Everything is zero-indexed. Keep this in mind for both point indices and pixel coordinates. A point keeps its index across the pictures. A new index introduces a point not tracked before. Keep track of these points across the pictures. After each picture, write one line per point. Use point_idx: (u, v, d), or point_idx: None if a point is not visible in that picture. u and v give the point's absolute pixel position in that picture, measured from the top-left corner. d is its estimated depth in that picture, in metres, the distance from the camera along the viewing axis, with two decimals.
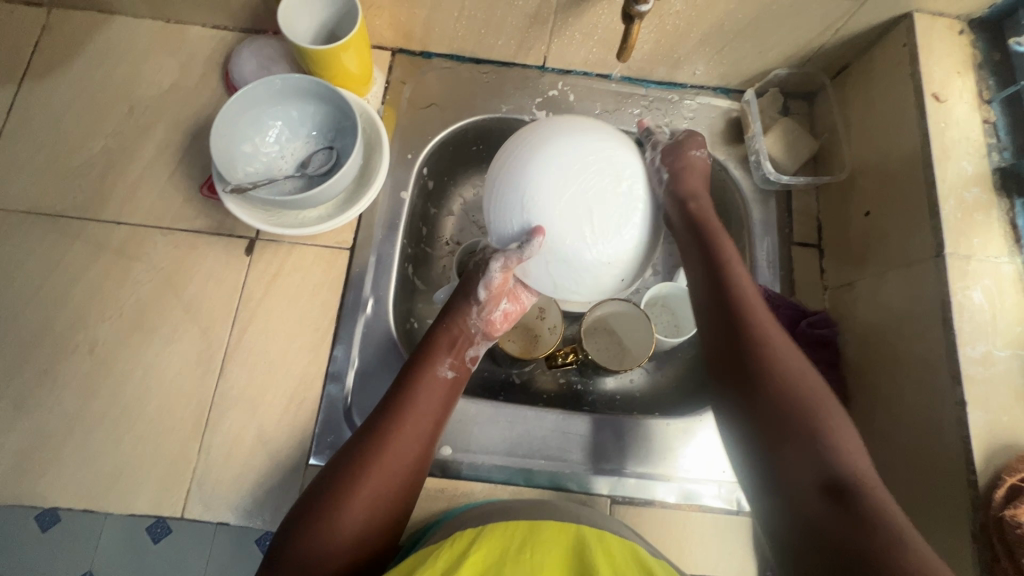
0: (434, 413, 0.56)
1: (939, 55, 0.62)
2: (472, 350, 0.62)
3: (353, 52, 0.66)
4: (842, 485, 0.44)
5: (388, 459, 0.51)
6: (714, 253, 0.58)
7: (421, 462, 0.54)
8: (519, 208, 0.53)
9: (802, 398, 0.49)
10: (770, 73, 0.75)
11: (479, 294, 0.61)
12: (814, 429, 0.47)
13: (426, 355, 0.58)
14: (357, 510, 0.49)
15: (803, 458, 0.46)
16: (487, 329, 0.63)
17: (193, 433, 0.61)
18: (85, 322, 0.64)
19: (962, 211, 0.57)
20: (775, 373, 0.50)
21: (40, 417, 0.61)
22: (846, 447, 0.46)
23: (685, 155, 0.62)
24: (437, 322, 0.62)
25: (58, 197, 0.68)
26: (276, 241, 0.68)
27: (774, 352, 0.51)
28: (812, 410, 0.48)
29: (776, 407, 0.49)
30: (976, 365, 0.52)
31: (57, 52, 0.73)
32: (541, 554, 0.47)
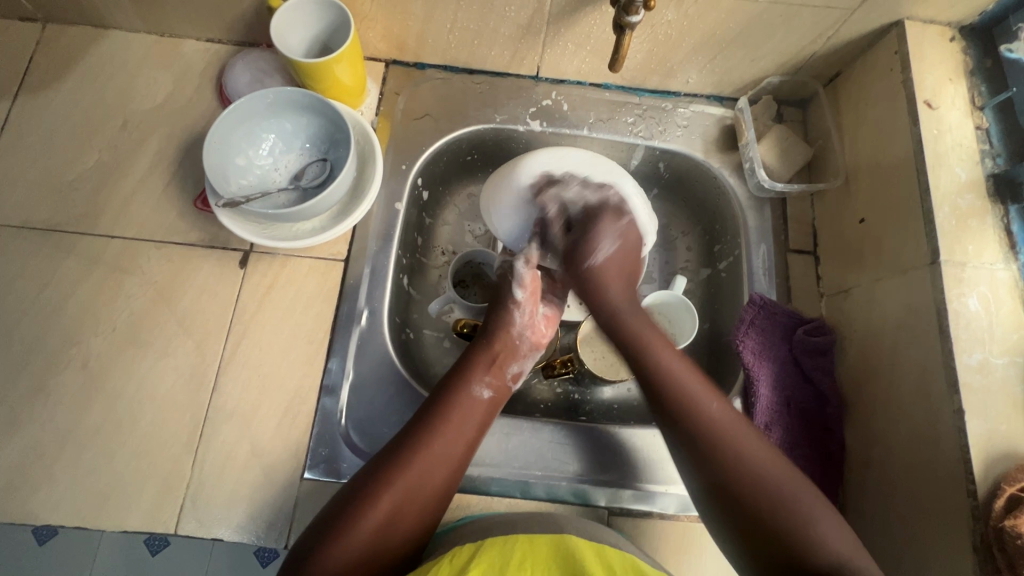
0: (470, 435, 0.56)
1: (931, 62, 0.62)
2: (515, 366, 0.63)
3: (345, 65, 0.66)
4: (770, 518, 0.50)
5: (415, 477, 0.52)
6: (663, 372, 0.58)
7: (460, 470, 0.55)
8: (514, 214, 0.66)
9: (724, 440, 0.54)
10: (762, 81, 0.75)
11: (518, 297, 0.65)
12: (796, 523, 0.50)
13: (466, 371, 0.59)
14: (390, 508, 0.50)
15: (730, 499, 0.52)
16: (535, 340, 0.66)
17: (186, 448, 0.61)
18: (79, 337, 0.64)
19: (957, 218, 0.57)
20: (699, 426, 0.55)
21: (32, 433, 0.60)
22: (772, 479, 0.52)
23: (586, 270, 0.65)
24: (480, 337, 0.63)
25: (51, 211, 0.68)
26: (270, 253, 0.68)
27: (694, 400, 0.56)
28: (732, 445, 0.53)
29: (704, 450, 0.54)
30: (974, 373, 0.52)
31: (52, 67, 0.73)
32: (541, 569, 0.46)
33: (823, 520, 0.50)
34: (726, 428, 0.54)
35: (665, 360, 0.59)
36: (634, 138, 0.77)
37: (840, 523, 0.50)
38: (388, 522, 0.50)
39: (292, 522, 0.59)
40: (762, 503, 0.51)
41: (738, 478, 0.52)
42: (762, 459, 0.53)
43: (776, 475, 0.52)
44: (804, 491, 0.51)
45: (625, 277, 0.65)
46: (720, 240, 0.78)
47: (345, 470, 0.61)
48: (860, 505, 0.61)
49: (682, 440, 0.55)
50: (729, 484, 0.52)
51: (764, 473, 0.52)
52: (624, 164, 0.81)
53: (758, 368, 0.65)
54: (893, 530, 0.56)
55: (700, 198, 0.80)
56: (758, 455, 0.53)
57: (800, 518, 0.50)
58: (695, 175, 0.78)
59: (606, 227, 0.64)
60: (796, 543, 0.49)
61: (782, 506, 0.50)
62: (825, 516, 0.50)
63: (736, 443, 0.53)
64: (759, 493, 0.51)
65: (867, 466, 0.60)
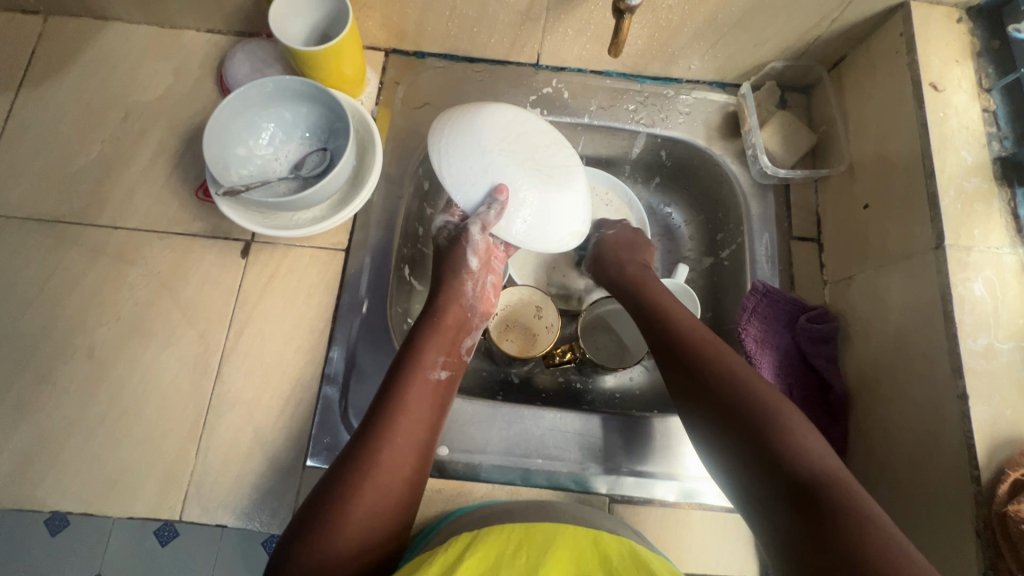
0: (429, 416, 0.56)
1: (937, 44, 0.61)
2: (468, 339, 0.63)
3: (345, 53, 0.65)
4: (755, 425, 0.49)
5: (381, 473, 0.51)
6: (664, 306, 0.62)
7: (428, 451, 0.55)
8: (478, 174, 0.57)
9: (717, 362, 0.54)
10: (765, 66, 0.75)
11: (472, 267, 0.64)
12: (775, 432, 0.48)
13: (419, 355, 0.58)
14: (368, 503, 0.50)
15: (720, 422, 0.51)
16: (484, 310, 0.66)
17: (190, 436, 0.62)
18: (84, 327, 0.64)
19: (962, 202, 0.56)
20: (689, 343, 0.57)
21: (39, 422, 0.61)
22: (756, 390, 0.51)
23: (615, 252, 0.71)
24: (427, 314, 0.62)
25: (55, 203, 0.68)
26: (271, 243, 0.68)
27: (689, 339, 0.57)
28: (722, 374, 0.53)
29: (698, 378, 0.54)
30: (978, 358, 0.51)
31: (54, 60, 0.74)
32: (536, 556, 0.46)
33: (807, 436, 0.48)
34: (718, 357, 0.54)
35: (664, 315, 0.60)
36: (635, 125, 0.76)
37: (819, 435, 0.49)
38: (369, 519, 0.50)
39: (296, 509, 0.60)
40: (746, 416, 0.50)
41: (732, 405, 0.51)
42: (752, 372, 0.53)
43: (763, 394, 0.50)
44: (784, 403, 0.50)
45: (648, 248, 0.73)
46: (723, 228, 0.78)
47: None
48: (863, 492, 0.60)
49: (677, 377, 0.56)
50: (722, 408, 0.51)
51: (746, 393, 0.51)
52: (625, 153, 0.81)
53: (760, 356, 0.65)
54: (896, 516, 0.56)
55: (702, 186, 0.80)
56: (746, 378, 0.52)
57: (784, 428, 0.48)
58: (698, 163, 0.78)
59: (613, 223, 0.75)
60: (783, 463, 0.46)
61: (761, 422, 0.49)
62: (809, 433, 0.48)
63: (728, 368, 0.53)
64: (740, 410, 0.50)
65: (869, 452, 0.60)
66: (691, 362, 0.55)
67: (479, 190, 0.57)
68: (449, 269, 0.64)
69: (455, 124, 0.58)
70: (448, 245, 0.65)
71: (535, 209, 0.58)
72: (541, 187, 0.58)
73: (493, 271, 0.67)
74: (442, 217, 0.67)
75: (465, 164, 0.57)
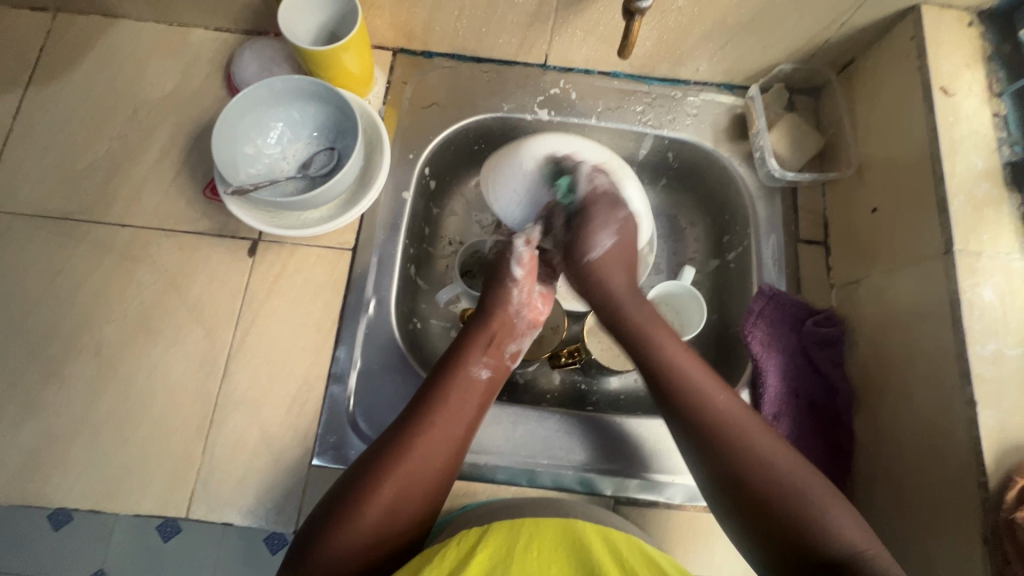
0: (468, 418, 0.56)
1: (947, 48, 0.61)
2: (513, 344, 0.63)
3: (353, 53, 0.66)
4: (781, 506, 0.50)
5: (412, 463, 0.52)
6: (662, 357, 0.58)
7: (459, 453, 0.55)
8: (521, 196, 0.67)
9: (734, 446, 0.53)
10: (774, 68, 0.74)
11: (518, 275, 0.64)
12: (806, 510, 0.50)
13: (461, 354, 0.59)
14: (392, 495, 0.50)
15: (740, 492, 0.52)
16: (532, 318, 0.65)
17: (197, 434, 0.62)
18: (92, 325, 0.64)
19: (971, 207, 0.56)
20: (703, 420, 0.54)
21: (47, 418, 0.61)
22: (781, 471, 0.51)
23: (585, 265, 0.63)
24: (475, 318, 0.63)
25: (63, 200, 0.69)
26: (279, 242, 0.69)
27: (698, 393, 0.56)
28: (742, 439, 0.53)
29: (716, 453, 0.53)
30: (987, 364, 0.51)
31: (62, 56, 0.74)
32: (547, 551, 0.46)
33: (838, 512, 0.50)
34: (734, 420, 0.54)
35: (666, 355, 0.58)
36: (642, 126, 0.77)
37: (848, 508, 0.50)
38: (389, 509, 0.50)
39: (302, 507, 0.60)
40: (772, 497, 0.51)
41: (753, 478, 0.52)
42: (774, 449, 0.53)
43: (790, 468, 0.52)
44: (810, 481, 0.51)
45: (627, 271, 0.64)
46: (729, 231, 0.78)
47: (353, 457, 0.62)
48: (869, 496, 0.60)
49: (693, 435, 0.55)
50: (738, 476, 0.52)
51: (767, 462, 0.52)
52: (632, 153, 0.81)
53: (766, 359, 0.65)
54: (904, 522, 0.56)
55: (709, 188, 0.80)
56: (767, 445, 0.53)
57: (812, 504, 0.50)
58: (705, 165, 0.78)
59: (602, 224, 0.63)
60: (810, 537, 0.49)
61: (792, 497, 0.50)
62: (838, 506, 0.50)
63: (752, 446, 0.53)
64: (772, 487, 0.51)
65: (875, 457, 0.60)
66: (707, 427, 0.54)
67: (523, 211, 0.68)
68: (495, 275, 0.65)
69: (500, 164, 0.68)
70: (497, 259, 0.66)
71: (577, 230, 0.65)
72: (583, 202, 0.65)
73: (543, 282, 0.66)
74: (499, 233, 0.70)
75: (512, 183, 0.66)
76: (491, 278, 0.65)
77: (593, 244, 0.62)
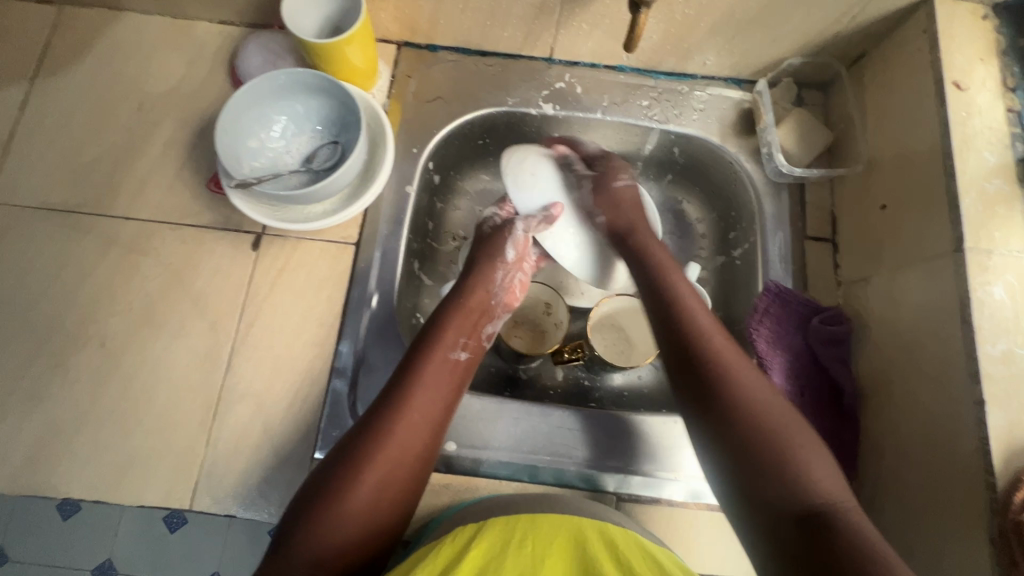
0: (447, 394, 0.56)
1: (960, 42, 0.60)
2: (489, 325, 0.64)
3: (357, 46, 0.65)
4: (758, 447, 0.49)
5: (393, 446, 0.52)
6: (674, 291, 0.61)
7: (442, 426, 0.55)
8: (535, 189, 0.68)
9: (729, 379, 0.53)
10: (783, 62, 0.73)
11: (508, 257, 0.67)
12: (781, 452, 0.49)
13: (440, 335, 0.59)
14: (380, 467, 0.51)
15: (723, 438, 0.51)
16: (507, 301, 0.67)
17: (201, 426, 0.62)
18: (97, 317, 0.65)
19: (983, 204, 0.55)
20: (696, 350, 0.55)
21: (52, 410, 0.62)
22: (764, 409, 0.51)
23: (611, 194, 0.69)
24: (455, 296, 0.64)
25: (69, 193, 0.69)
26: (282, 236, 0.69)
27: (700, 337, 0.57)
28: (729, 374, 0.53)
29: (702, 381, 0.54)
30: (996, 363, 0.50)
31: (68, 49, 0.74)
32: (544, 544, 0.47)
33: (814, 463, 0.49)
34: (729, 368, 0.54)
35: (676, 300, 0.60)
36: (648, 121, 0.76)
37: (827, 461, 0.49)
38: (375, 484, 0.50)
39: None
40: (750, 440, 0.50)
41: (738, 421, 0.51)
42: (756, 386, 0.53)
43: (775, 417, 0.51)
44: (790, 425, 0.50)
45: (641, 210, 0.69)
46: (736, 227, 0.77)
47: None
48: (874, 496, 0.60)
49: (688, 378, 0.55)
50: (721, 407, 0.52)
51: (749, 398, 0.52)
52: (637, 148, 0.80)
53: (771, 357, 0.65)
54: (910, 522, 0.55)
55: (715, 184, 0.79)
56: (757, 394, 0.52)
57: (791, 452, 0.49)
58: (712, 160, 0.77)
59: (624, 169, 0.71)
60: (783, 483, 0.47)
61: (770, 441, 0.49)
62: (814, 454, 0.49)
63: (737, 381, 0.53)
64: (749, 429, 0.50)
65: (881, 456, 0.60)
66: (698, 366, 0.55)
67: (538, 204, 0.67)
68: (485, 255, 0.67)
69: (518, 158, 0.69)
70: (490, 233, 0.69)
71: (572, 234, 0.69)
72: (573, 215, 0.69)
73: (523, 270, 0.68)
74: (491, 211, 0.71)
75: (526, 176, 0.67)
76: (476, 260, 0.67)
77: (618, 179, 0.70)
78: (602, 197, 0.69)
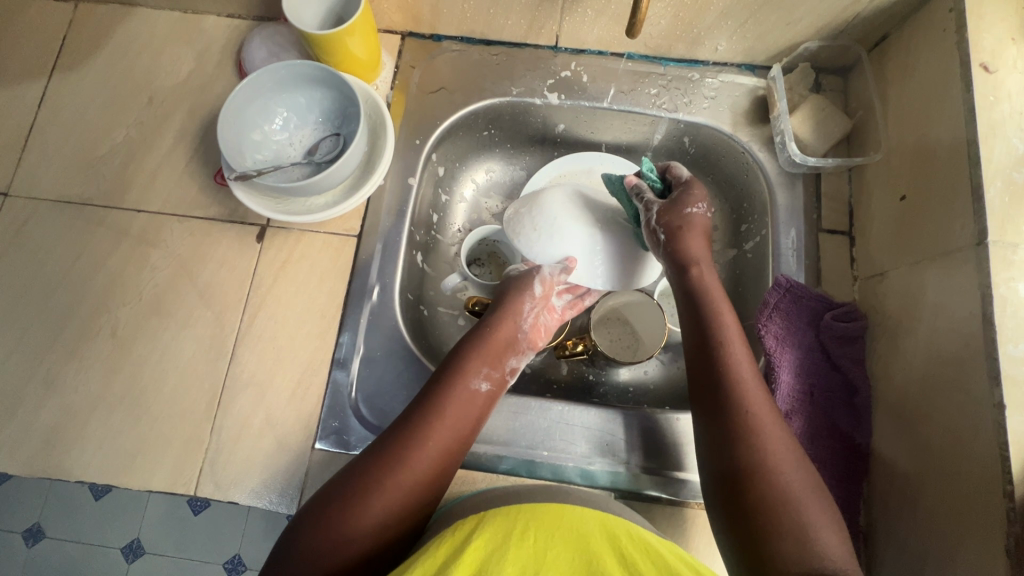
0: (465, 426, 0.57)
1: (990, 20, 0.55)
2: (514, 360, 0.64)
3: (359, 37, 0.65)
4: (769, 505, 0.48)
5: (405, 474, 0.52)
6: (717, 327, 0.58)
7: (455, 459, 0.56)
8: (548, 244, 0.64)
9: (748, 430, 0.52)
10: (798, 47, 0.70)
11: (537, 293, 0.65)
12: (791, 513, 0.48)
13: (464, 365, 0.60)
14: (391, 495, 0.51)
15: (734, 496, 0.50)
16: (532, 339, 0.66)
17: (206, 414, 0.63)
18: (109, 307, 0.67)
19: (1011, 194, 0.50)
20: (723, 399, 0.54)
21: (66, 396, 0.64)
22: (778, 467, 0.50)
23: (683, 217, 0.62)
24: (481, 327, 0.64)
25: (83, 186, 0.71)
26: (286, 228, 0.69)
27: (736, 390, 0.54)
28: (751, 427, 0.52)
29: (724, 429, 0.53)
30: (1019, 365, 0.46)
31: (83, 45, 0.76)
32: (545, 536, 0.45)
33: (823, 526, 0.47)
34: (756, 424, 0.52)
35: (713, 341, 0.57)
36: (656, 110, 0.74)
37: (834, 524, 0.48)
38: (384, 515, 0.50)
39: (304, 488, 0.61)
40: (762, 495, 0.49)
41: (753, 480, 0.50)
42: (777, 442, 0.51)
43: (793, 481, 0.49)
44: (803, 486, 0.49)
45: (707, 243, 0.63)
46: (748, 219, 0.75)
47: (354, 442, 0.62)
48: (887, 501, 0.57)
49: (714, 430, 0.53)
50: (739, 459, 0.51)
51: (768, 454, 0.50)
52: (647, 139, 0.79)
53: (780, 354, 0.63)
54: (922, 529, 0.52)
55: (727, 174, 0.77)
56: (775, 451, 0.51)
57: (801, 517, 0.47)
58: (723, 149, 0.75)
59: (701, 195, 0.64)
60: (790, 544, 0.46)
61: (780, 498, 0.48)
62: (823, 517, 0.48)
63: (756, 434, 0.51)
64: (764, 483, 0.49)
65: (896, 459, 0.57)
66: (727, 423, 0.53)
67: (557, 254, 0.64)
68: (511, 292, 0.66)
69: (535, 212, 0.65)
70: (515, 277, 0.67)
71: (606, 258, 0.65)
72: (598, 242, 0.65)
73: (550, 310, 0.67)
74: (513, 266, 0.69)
75: (535, 237, 0.64)
76: (505, 294, 0.66)
77: (690, 205, 0.63)
78: (668, 214, 0.62)
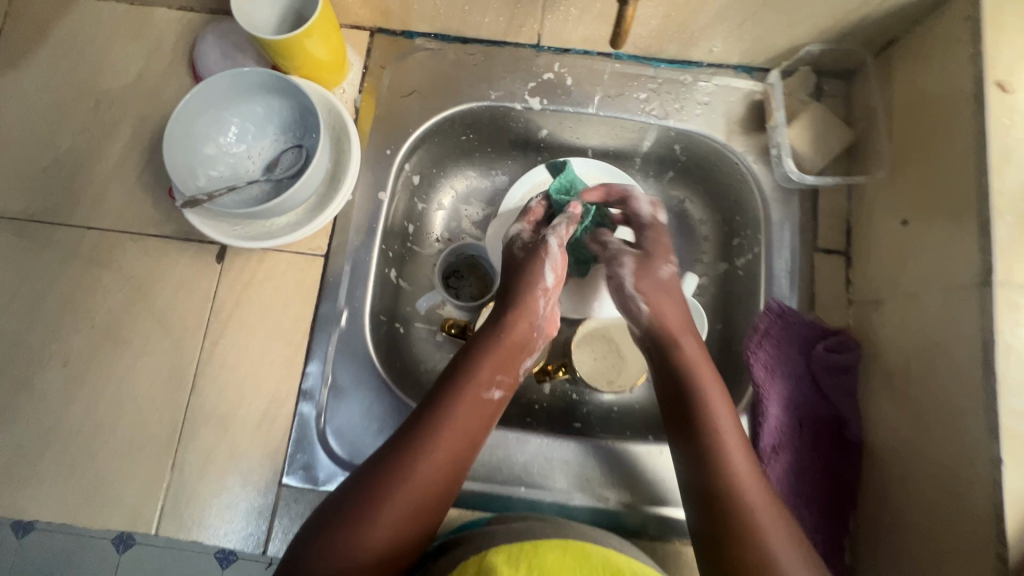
0: (474, 433, 0.52)
1: (1009, 30, 0.50)
2: (526, 360, 0.58)
3: (318, 38, 0.60)
4: None
5: (398, 507, 0.47)
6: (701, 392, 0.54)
7: (454, 484, 0.51)
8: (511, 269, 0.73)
9: (742, 510, 0.47)
10: (799, 50, 0.65)
11: (548, 282, 0.61)
12: None
13: (473, 371, 0.54)
14: (385, 531, 0.46)
15: None
16: (547, 332, 0.61)
17: (167, 448, 0.60)
18: (59, 333, 0.62)
19: (1020, 231, 0.47)
20: (717, 473, 0.50)
21: (17, 429, 0.60)
22: (779, 555, 0.45)
23: (658, 279, 0.61)
24: (492, 322, 0.58)
25: (28, 201, 0.65)
26: (246, 248, 0.65)
27: (725, 463, 0.50)
28: (742, 507, 0.48)
29: (720, 506, 0.48)
30: (1020, 419, 0.44)
31: (21, 42, 0.69)
32: None
33: None
34: (752, 502, 0.48)
35: (699, 406, 0.53)
36: (645, 117, 0.69)
37: None
38: (385, 542, 0.46)
39: (271, 527, 0.58)
40: None
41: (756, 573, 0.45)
42: (771, 520, 0.47)
43: None
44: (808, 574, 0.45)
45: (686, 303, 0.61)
46: (739, 233, 0.71)
47: (322, 479, 0.59)
48: (874, 543, 0.55)
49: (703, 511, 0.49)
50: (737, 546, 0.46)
51: (768, 541, 0.46)
52: (635, 145, 0.74)
53: (768, 385, 0.60)
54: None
55: (717, 185, 0.73)
56: (774, 533, 0.46)
57: None
58: (714, 160, 0.70)
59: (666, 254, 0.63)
60: None
61: None
62: None
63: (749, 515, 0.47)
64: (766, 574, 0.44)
65: (886, 500, 0.55)
66: (718, 498, 0.49)
67: None
68: (524, 277, 0.60)
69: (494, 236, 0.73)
70: (525, 255, 0.62)
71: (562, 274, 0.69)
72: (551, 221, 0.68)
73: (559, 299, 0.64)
74: (516, 226, 0.65)
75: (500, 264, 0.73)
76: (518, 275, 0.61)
77: (661, 267, 0.62)
78: (645, 282, 0.61)
